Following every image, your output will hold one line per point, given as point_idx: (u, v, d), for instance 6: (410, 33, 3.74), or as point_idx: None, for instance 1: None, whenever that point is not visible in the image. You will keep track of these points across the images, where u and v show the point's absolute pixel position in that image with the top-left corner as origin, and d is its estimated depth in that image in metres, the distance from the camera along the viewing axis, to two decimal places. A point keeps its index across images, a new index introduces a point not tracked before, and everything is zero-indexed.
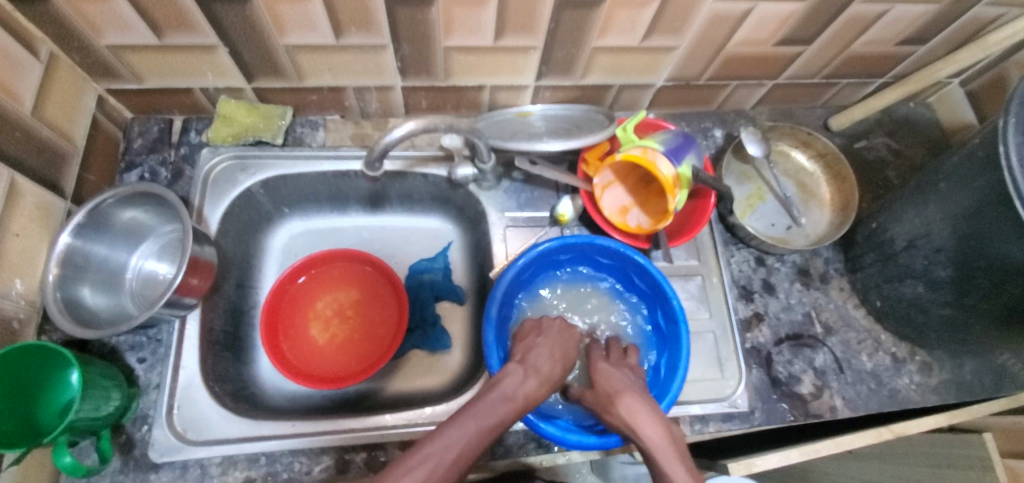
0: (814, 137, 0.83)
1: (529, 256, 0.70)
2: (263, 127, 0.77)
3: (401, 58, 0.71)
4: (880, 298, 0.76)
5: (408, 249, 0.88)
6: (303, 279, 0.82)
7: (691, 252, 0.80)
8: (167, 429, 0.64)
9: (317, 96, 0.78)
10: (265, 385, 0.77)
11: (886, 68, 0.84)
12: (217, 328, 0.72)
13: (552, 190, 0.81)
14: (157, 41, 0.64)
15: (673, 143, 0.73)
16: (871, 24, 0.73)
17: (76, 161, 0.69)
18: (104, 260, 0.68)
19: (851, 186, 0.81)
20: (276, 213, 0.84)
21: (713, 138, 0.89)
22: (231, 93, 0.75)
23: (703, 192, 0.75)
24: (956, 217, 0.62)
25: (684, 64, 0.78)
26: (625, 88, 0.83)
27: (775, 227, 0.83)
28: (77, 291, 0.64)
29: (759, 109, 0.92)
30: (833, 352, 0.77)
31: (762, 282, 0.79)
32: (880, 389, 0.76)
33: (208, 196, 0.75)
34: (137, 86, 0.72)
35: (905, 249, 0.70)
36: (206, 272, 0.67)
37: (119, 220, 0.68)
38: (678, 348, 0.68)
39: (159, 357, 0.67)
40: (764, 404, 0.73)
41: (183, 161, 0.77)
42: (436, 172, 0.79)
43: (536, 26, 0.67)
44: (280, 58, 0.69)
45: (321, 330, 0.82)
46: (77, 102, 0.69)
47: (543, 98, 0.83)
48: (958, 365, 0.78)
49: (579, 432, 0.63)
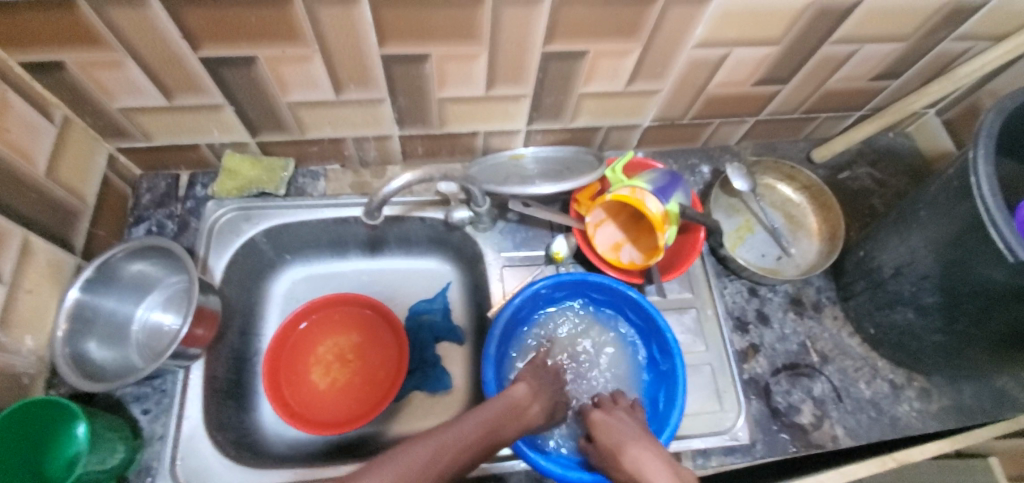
0: (797, 171, 0.86)
1: (525, 294, 0.72)
2: (266, 179, 0.80)
3: (398, 109, 0.75)
4: (873, 325, 0.77)
5: (407, 291, 0.90)
6: (304, 324, 0.84)
7: (684, 285, 0.82)
8: (169, 480, 0.64)
9: (317, 147, 0.81)
10: (267, 432, 0.77)
11: (862, 102, 0.88)
12: (220, 376, 0.73)
13: (546, 230, 0.83)
14: (166, 102, 0.68)
15: (660, 182, 0.76)
16: (842, 63, 0.76)
17: (87, 218, 0.72)
18: (112, 313, 0.70)
19: (836, 215, 0.84)
20: (279, 260, 0.86)
21: (700, 174, 0.92)
22: (236, 147, 0.79)
23: (692, 227, 0.78)
24: (938, 244, 0.64)
25: (668, 105, 0.81)
26: (613, 130, 0.86)
27: (766, 258, 0.85)
28: (84, 345, 0.66)
29: (743, 144, 0.95)
30: (831, 380, 0.77)
31: (755, 313, 0.81)
32: (881, 417, 0.76)
33: (213, 246, 0.77)
34: (146, 144, 0.76)
35: (893, 276, 0.71)
36: (211, 321, 0.68)
37: (125, 273, 0.70)
38: (675, 381, 0.69)
39: (163, 407, 0.68)
40: (765, 436, 0.73)
41: (189, 213, 0.79)
42: (433, 215, 0.82)
43: (525, 77, 0.71)
44: (282, 114, 0.73)
45: (323, 375, 0.83)
46: (89, 162, 0.73)
47: (535, 142, 0.87)
48: (958, 390, 0.78)
49: (580, 469, 0.63)
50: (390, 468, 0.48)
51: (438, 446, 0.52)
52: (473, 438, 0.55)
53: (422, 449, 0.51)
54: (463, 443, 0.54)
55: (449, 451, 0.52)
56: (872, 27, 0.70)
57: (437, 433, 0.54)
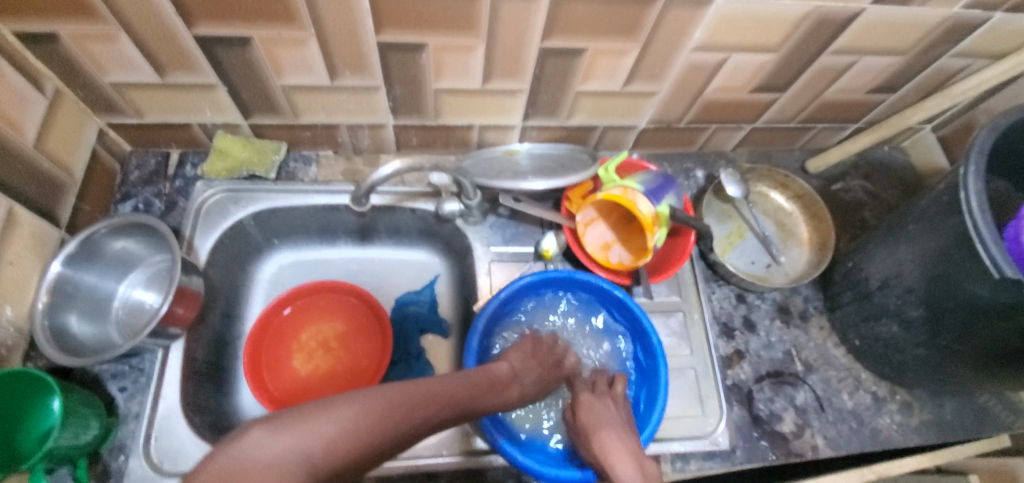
0: (791, 179, 0.86)
1: (511, 288, 0.72)
2: (257, 161, 0.79)
3: (393, 98, 0.74)
4: (858, 337, 0.77)
5: (394, 281, 0.89)
6: (289, 310, 0.83)
7: (672, 288, 0.81)
8: (142, 460, 0.64)
9: (311, 132, 0.80)
10: (245, 417, 0.76)
11: (859, 115, 0.88)
12: (199, 358, 0.72)
13: (537, 227, 0.83)
14: (159, 79, 0.67)
15: (653, 184, 0.75)
16: (841, 74, 0.76)
17: (74, 191, 0.71)
18: (93, 288, 0.69)
19: (827, 225, 0.84)
20: (266, 245, 0.85)
21: (694, 179, 0.92)
22: (228, 128, 0.78)
23: (683, 231, 0.77)
24: (925, 258, 0.64)
25: (664, 108, 0.81)
26: (609, 130, 0.86)
27: (755, 265, 0.85)
28: (64, 319, 0.65)
29: (739, 151, 0.95)
30: (813, 390, 0.77)
31: (742, 319, 0.81)
32: (862, 429, 0.76)
33: (199, 227, 0.76)
34: (137, 121, 0.75)
35: (880, 288, 0.71)
36: (193, 301, 0.68)
37: (109, 250, 0.69)
38: (657, 381, 0.68)
39: (140, 386, 0.67)
40: (745, 443, 0.73)
41: (177, 193, 0.79)
42: (424, 207, 0.81)
43: (522, 72, 0.71)
44: (277, 97, 0.72)
45: (305, 362, 0.82)
46: (79, 135, 0.72)
47: (530, 138, 0.87)
48: (940, 405, 0.78)
49: (557, 465, 0.63)
50: (378, 397, 0.50)
51: (424, 392, 0.54)
52: (456, 395, 0.57)
53: (409, 389, 0.53)
54: (445, 397, 0.56)
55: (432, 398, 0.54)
56: (871, 39, 0.70)
57: (425, 382, 0.56)
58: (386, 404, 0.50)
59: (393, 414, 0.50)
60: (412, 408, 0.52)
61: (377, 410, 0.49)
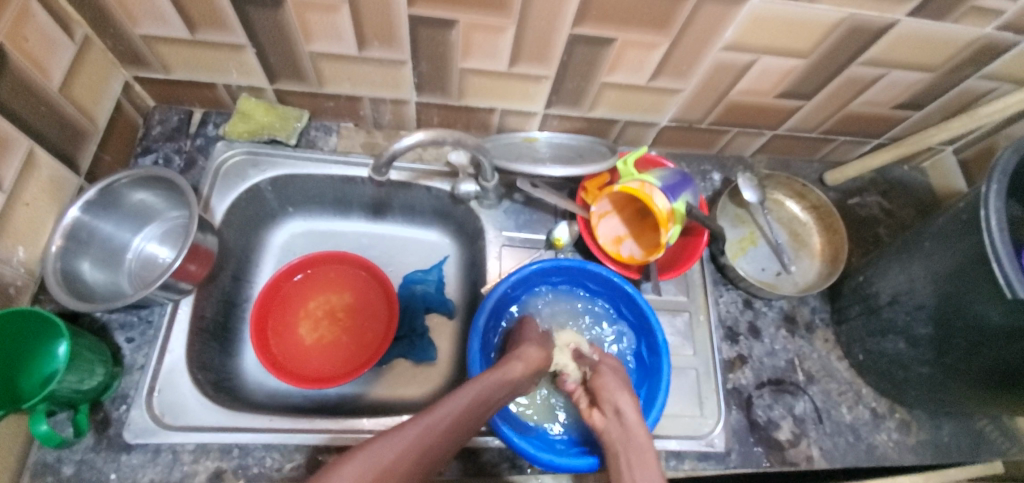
0: (808, 189, 0.86)
1: (522, 273, 0.72)
2: (279, 126, 0.79)
3: (418, 74, 0.74)
4: (863, 351, 0.77)
5: (404, 259, 0.90)
6: (298, 277, 0.84)
7: (680, 288, 0.81)
8: (144, 411, 0.64)
9: (333, 103, 0.81)
10: (247, 379, 0.77)
11: (882, 130, 0.87)
12: (208, 316, 0.73)
13: (550, 215, 0.83)
14: (189, 35, 0.68)
15: (670, 181, 0.75)
16: (867, 86, 0.76)
17: (95, 141, 0.72)
18: (109, 238, 0.70)
19: (841, 238, 0.83)
20: (280, 211, 0.86)
21: (711, 181, 0.91)
22: (252, 91, 0.78)
23: (696, 230, 0.77)
24: (938, 276, 0.64)
25: (688, 107, 0.81)
26: (630, 124, 0.86)
27: (765, 272, 0.85)
28: (77, 264, 0.65)
29: (758, 157, 0.95)
30: (813, 401, 0.77)
31: (747, 325, 0.80)
32: (858, 443, 0.76)
33: (217, 187, 0.77)
34: (163, 76, 0.76)
35: (889, 304, 0.71)
36: (205, 260, 0.68)
37: (127, 202, 0.70)
38: (660, 380, 0.68)
39: (147, 338, 0.68)
40: (741, 447, 0.73)
41: (197, 151, 0.79)
42: (440, 186, 0.82)
43: (550, 57, 0.70)
44: (303, 63, 0.73)
45: (310, 330, 0.83)
46: (105, 85, 0.72)
47: (551, 127, 0.87)
48: (938, 426, 0.78)
49: (552, 451, 0.63)
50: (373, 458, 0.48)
51: (424, 430, 0.52)
52: (460, 417, 0.55)
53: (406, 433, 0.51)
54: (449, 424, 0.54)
55: (435, 433, 0.52)
56: (902, 53, 0.69)
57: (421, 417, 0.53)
58: (384, 464, 0.48)
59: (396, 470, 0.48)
60: (415, 453, 0.50)
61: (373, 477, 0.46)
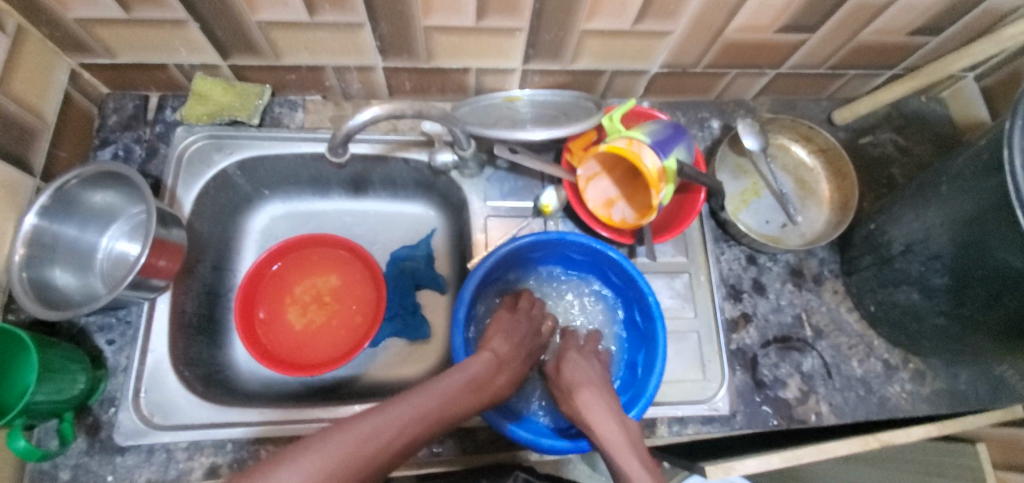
0: (815, 132, 0.79)
1: (499, 254, 0.66)
2: (240, 106, 0.75)
3: (380, 37, 0.68)
4: (874, 303, 0.73)
5: (390, 236, 0.86)
6: (278, 265, 0.80)
7: (679, 248, 0.77)
8: (132, 413, 0.62)
9: (296, 75, 0.75)
10: (240, 370, 0.76)
11: (895, 61, 0.79)
12: (189, 311, 0.71)
13: (537, 181, 0.78)
14: (125, 14, 0.62)
15: (662, 134, 0.68)
16: (879, 13, 0.68)
17: (46, 137, 0.67)
18: (74, 241, 0.66)
19: (851, 183, 0.78)
20: (256, 195, 0.82)
21: (709, 129, 0.85)
22: (208, 70, 0.73)
23: (693, 188, 0.72)
24: (956, 222, 0.58)
25: (680, 51, 0.74)
26: (617, 75, 0.79)
27: (769, 225, 0.80)
28: (44, 271, 0.62)
29: (761, 99, 0.88)
30: (822, 356, 0.74)
31: (752, 282, 0.76)
32: (869, 397, 0.73)
33: (182, 177, 0.73)
34: (110, 61, 0.70)
35: (902, 253, 0.66)
36: (176, 255, 0.65)
37: (87, 202, 0.66)
38: (655, 345, 0.64)
39: (128, 339, 0.66)
40: (746, 408, 0.71)
41: (158, 139, 0.75)
42: (418, 156, 0.77)
43: (520, 7, 0.64)
44: (254, 35, 0.67)
45: (299, 315, 0.81)
46: (47, 77, 0.67)
47: (532, 84, 0.80)
48: (954, 374, 0.74)
49: (552, 436, 0.60)
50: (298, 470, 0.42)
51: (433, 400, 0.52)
52: (462, 392, 0.55)
53: (348, 436, 0.45)
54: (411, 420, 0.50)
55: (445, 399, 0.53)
56: None
57: (383, 410, 0.49)
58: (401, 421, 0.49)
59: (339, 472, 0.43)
60: (358, 459, 0.45)
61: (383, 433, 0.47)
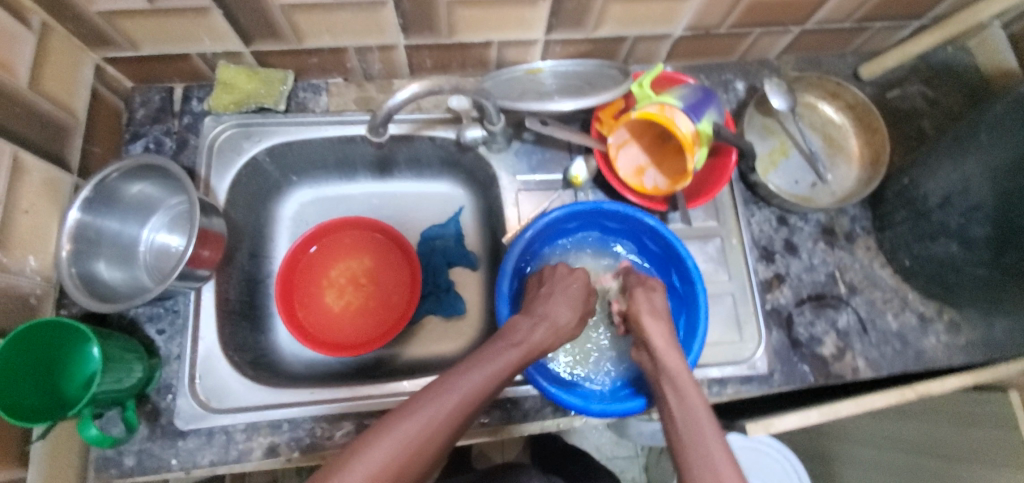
0: (843, 87, 0.78)
1: (537, 227, 0.67)
2: (265, 93, 0.75)
3: (402, 14, 0.67)
4: (909, 257, 0.73)
5: (418, 216, 0.87)
6: (314, 248, 0.81)
7: (710, 213, 0.77)
8: (190, 398, 0.64)
9: (317, 58, 0.75)
10: (284, 353, 0.77)
11: (924, 10, 0.77)
12: (232, 298, 0.72)
13: (564, 152, 0.78)
14: (149, 5, 0.62)
15: (692, 98, 0.68)
16: None
17: (80, 134, 0.68)
18: (117, 234, 0.67)
19: (882, 137, 0.77)
20: (284, 182, 0.82)
21: (734, 91, 0.84)
22: (230, 58, 0.73)
23: (723, 150, 0.72)
24: (997, 171, 0.58)
25: (705, 12, 0.72)
26: (640, 40, 0.78)
27: (799, 185, 0.80)
28: (91, 265, 0.64)
29: (784, 58, 0.86)
30: (857, 312, 0.74)
31: (784, 242, 0.77)
32: (905, 350, 0.74)
33: (214, 167, 0.74)
34: (135, 54, 0.70)
35: (939, 206, 0.65)
36: (217, 243, 0.66)
37: (127, 196, 0.67)
38: (697, 308, 0.65)
39: (177, 328, 0.67)
40: (784, 366, 0.72)
41: (187, 130, 0.75)
42: (444, 134, 0.77)
43: None
44: (276, 19, 0.66)
45: (336, 298, 0.82)
46: (76, 73, 0.67)
47: (553, 54, 0.79)
48: (990, 324, 0.74)
49: (602, 401, 0.61)
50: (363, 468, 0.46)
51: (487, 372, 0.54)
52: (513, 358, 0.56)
53: (405, 428, 0.48)
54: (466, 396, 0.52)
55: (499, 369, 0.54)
56: None
57: (433, 395, 0.51)
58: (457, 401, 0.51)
59: (403, 463, 0.47)
60: (420, 447, 0.48)
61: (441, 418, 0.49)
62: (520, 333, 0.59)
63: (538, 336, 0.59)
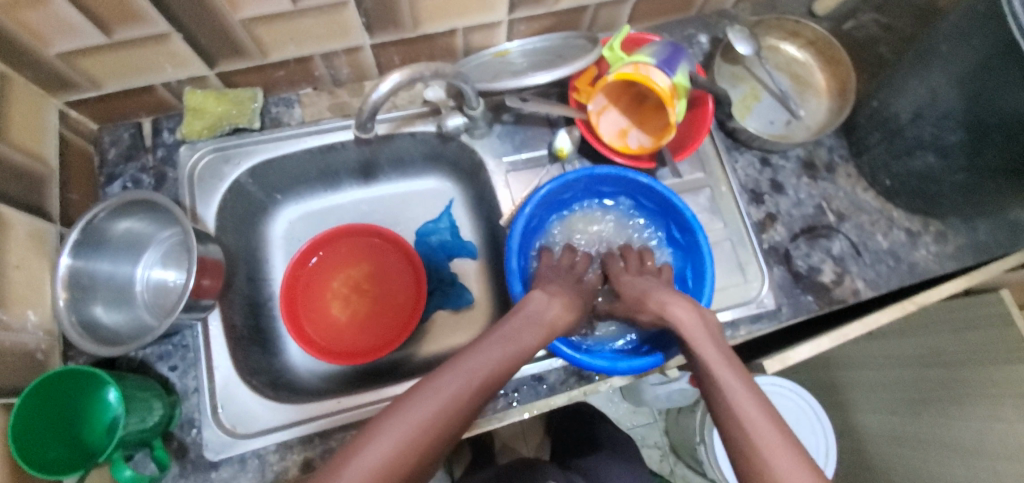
0: (801, 26, 0.80)
1: (534, 201, 0.67)
2: (237, 113, 0.74)
3: (365, 12, 0.67)
4: (889, 177, 0.75)
5: (409, 215, 0.87)
6: (314, 260, 0.81)
7: (696, 165, 0.79)
8: (216, 428, 0.63)
9: (284, 70, 0.74)
10: (299, 371, 0.77)
11: None
12: (239, 323, 0.71)
13: (545, 127, 0.78)
14: (107, 39, 0.60)
15: (664, 54, 0.69)
16: None
17: (55, 182, 0.66)
18: (111, 276, 0.66)
19: (845, 67, 0.79)
20: (270, 201, 0.81)
21: (699, 45, 0.85)
22: (195, 83, 0.71)
23: (700, 99, 0.73)
24: (963, 77, 0.60)
25: None
26: (602, 7, 0.78)
27: (775, 125, 0.82)
28: (91, 311, 0.62)
29: (741, 5, 0.88)
30: (849, 237, 0.77)
31: (770, 182, 0.79)
32: (899, 265, 0.77)
33: (197, 195, 0.72)
34: (97, 93, 0.68)
35: (911, 121, 0.68)
36: (216, 271, 0.65)
37: (117, 235, 0.65)
38: (701, 256, 0.67)
39: (190, 362, 0.66)
40: (790, 300, 0.74)
41: (163, 163, 0.73)
42: (425, 128, 0.77)
43: None
44: (238, 35, 0.65)
45: (342, 308, 0.81)
46: (40, 121, 0.65)
47: (519, 33, 0.80)
48: (973, 228, 0.78)
49: (626, 358, 0.62)
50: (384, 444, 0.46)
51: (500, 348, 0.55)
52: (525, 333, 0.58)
53: (423, 402, 0.49)
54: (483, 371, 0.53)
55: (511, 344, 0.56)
56: None
57: (449, 372, 0.52)
58: (474, 376, 0.52)
59: (425, 436, 0.48)
60: (441, 420, 0.49)
61: (460, 391, 0.51)
62: (535, 310, 0.60)
63: (550, 310, 0.60)
